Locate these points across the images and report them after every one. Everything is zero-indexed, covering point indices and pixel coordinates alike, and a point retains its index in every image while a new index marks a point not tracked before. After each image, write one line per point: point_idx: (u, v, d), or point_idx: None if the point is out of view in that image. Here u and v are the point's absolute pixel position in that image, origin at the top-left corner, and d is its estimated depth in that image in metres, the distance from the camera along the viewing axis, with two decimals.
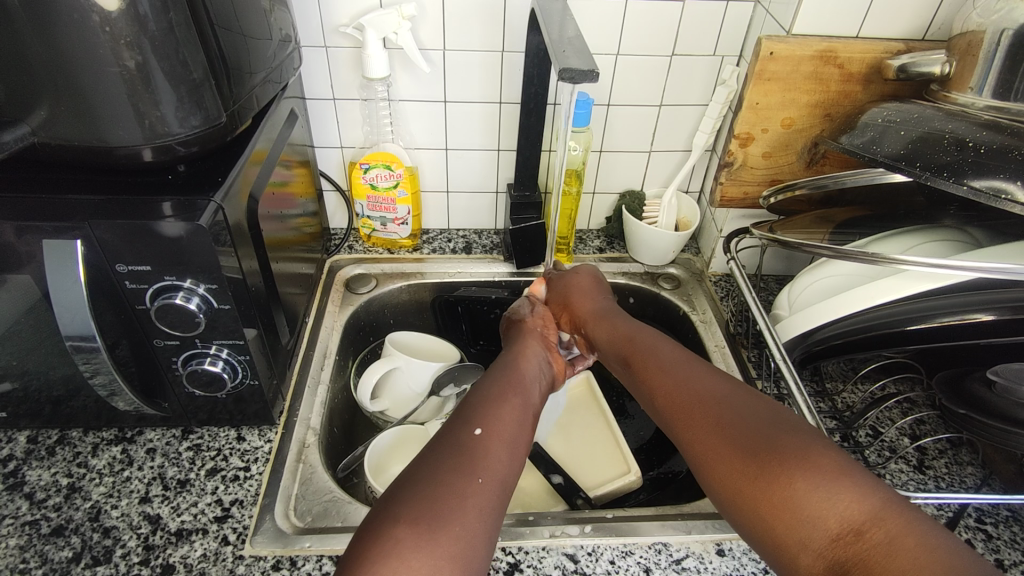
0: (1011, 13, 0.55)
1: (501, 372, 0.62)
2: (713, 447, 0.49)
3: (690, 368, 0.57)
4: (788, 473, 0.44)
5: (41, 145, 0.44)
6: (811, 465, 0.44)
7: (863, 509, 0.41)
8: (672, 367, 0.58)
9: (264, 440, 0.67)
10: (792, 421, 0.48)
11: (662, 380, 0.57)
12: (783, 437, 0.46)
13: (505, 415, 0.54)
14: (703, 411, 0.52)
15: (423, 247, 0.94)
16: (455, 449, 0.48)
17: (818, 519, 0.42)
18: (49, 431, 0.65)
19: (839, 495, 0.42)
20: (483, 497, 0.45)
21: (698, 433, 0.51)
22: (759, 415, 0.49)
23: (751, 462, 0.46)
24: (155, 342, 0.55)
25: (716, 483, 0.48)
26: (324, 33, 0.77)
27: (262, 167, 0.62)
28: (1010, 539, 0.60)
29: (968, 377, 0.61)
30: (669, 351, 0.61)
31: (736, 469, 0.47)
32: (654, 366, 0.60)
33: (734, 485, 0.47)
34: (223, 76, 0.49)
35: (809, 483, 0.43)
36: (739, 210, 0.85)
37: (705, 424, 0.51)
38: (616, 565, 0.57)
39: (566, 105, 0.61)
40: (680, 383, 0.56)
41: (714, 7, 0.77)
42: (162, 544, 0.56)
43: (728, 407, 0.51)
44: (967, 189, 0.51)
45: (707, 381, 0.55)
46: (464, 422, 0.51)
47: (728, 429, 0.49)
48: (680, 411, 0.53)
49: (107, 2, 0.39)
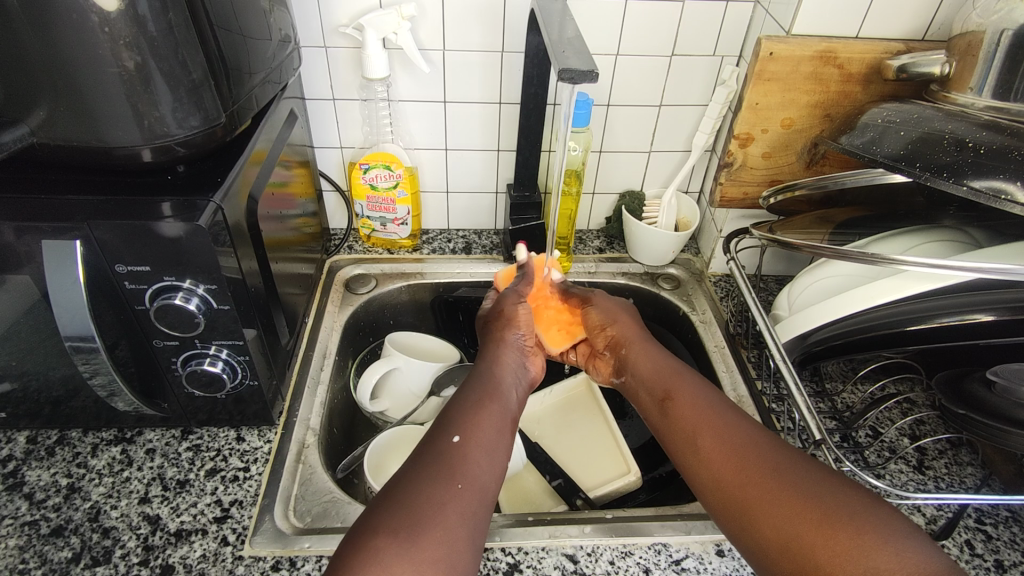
0: (1011, 14, 0.55)
1: (481, 376, 0.60)
2: (770, 498, 0.49)
3: (733, 415, 0.56)
4: (852, 530, 0.45)
5: (41, 146, 0.44)
6: (879, 525, 0.44)
7: (926, 568, 0.42)
8: (717, 411, 0.57)
9: (263, 440, 0.67)
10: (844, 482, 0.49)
11: (706, 425, 0.56)
12: (842, 496, 0.47)
13: (484, 419, 0.53)
14: (757, 462, 0.51)
15: (423, 247, 0.94)
16: (432, 457, 0.48)
17: (884, 574, 0.42)
18: (49, 431, 0.65)
19: (906, 553, 0.43)
20: (462, 503, 0.45)
21: (756, 487, 0.50)
22: (812, 473, 0.49)
23: (815, 515, 0.46)
24: (155, 343, 0.55)
25: (769, 533, 0.47)
26: (324, 33, 0.77)
27: (262, 167, 0.62)
28: (1010, 540, 0.60)
29: (968, 377, 0.61)
30: (710, 394, 0.59)
31: (796, 521, 0.47)
32: (696, 409, 0.58)
33: (790, 536, 0.46)
34: (223, 76, 0.49)
35: (876, 538, 0.44)
36: (739, 210, 0.85)
37: (758, 475, 0.51)
38: (616, 566, 0.57)
39: (566, 106, 0.61)
40: (725, 429, 0.55)
41: (714, 8, 0.77)
42: (162, 544, 0.56)
43: (782, 459, 0.51)
44: (966, 189, 0.51)
45: (753, 430, 0.54)
46: (442, 430, 0.51)
47: (789, 485, 0.49)
48: (730, 459, 0.53)
49: (106, 2, 0.39)
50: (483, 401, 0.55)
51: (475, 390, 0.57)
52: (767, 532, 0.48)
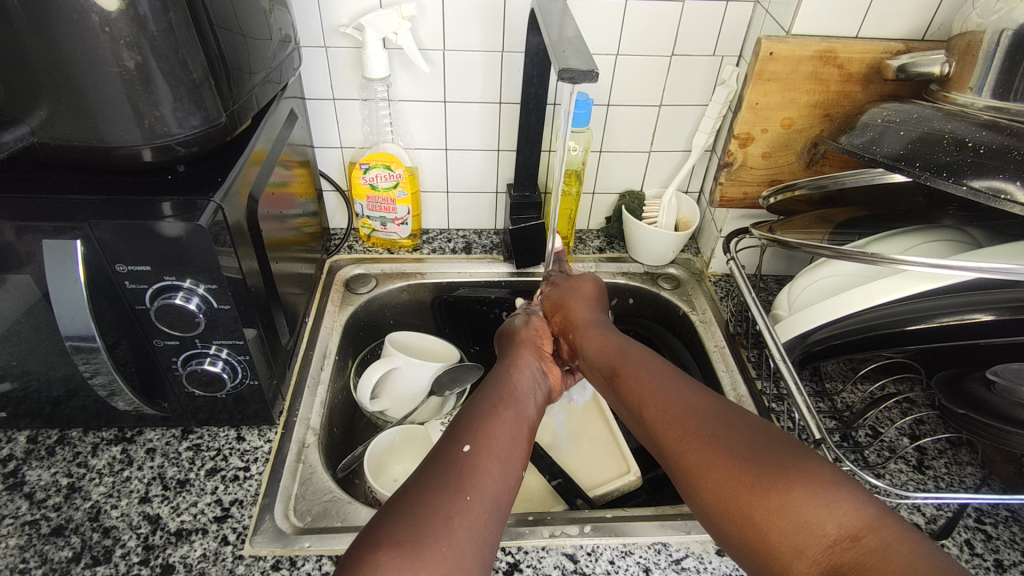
0: (1010, 14, 0.56)
1: (493, 385, 0.60)
2: (702, 454, 0.49)
3: (678, 380, 0.56)
4: (786, 484, 0.44)
5: (41, 145, 0.44)
6: (808, 476, 0.44)
7: (859, 516, 0.41)
8: (660, 380, 0.57)
9: (263, 440, 0.67)
10: (783, 436, 0.48)
11: (647, 395, 0.56)
12: (778, 449, 0.47)
13: (496, 428, 0.53)
14: (695, 424, 0.51)
15: (423, 247, 0.94)
16: (442, 469, 0.47)
17: (815, 526, 0.42)
18: (49, 431, 0.65)
19: (838, 502, 0.42)
20: (470, 514, 0.45)
21: (686, 447, 0.50)
22: (750, 430, 0.49)
23: (749, 474, 0.46)
24: (155, 343, 0.55)
25: (708, 495, 0.47)
26: (324, 33, 0.77)
27: (262, 167, 0.62)
28: (1010, 539, 0.60)
29: (968, 377, 0.61)
30: (654, 364, 0.59)
31: (732, 478, 0.46)
32: (640, 379, 0.58)
33: (727, 496, 0.46)
34: (223, 76, 0.49)
35: (809, 490, 0.43)
36: (739, 210, 0.85)
37: (696, 437, 0.50)
38: (615, 566, 0.58)
39: (565, 106, 0.61)
40: (666, 395, 0.55)
41: (714, 7, 0.77)
42: (162, 544, 0.56)
43: (718, 420, 0.50)
44: (966, 189, 0.51)
45: (691, 395, 0.54)
46: (453, 439, 0.51)
47: (719, 442, 0.49)
48: (670, 424, 0.52)
49: (107, 2, 0.39)
50: (496, 410, 0.55)
51: (489, 398, 0.57)
52: (708, 491, 0.47)
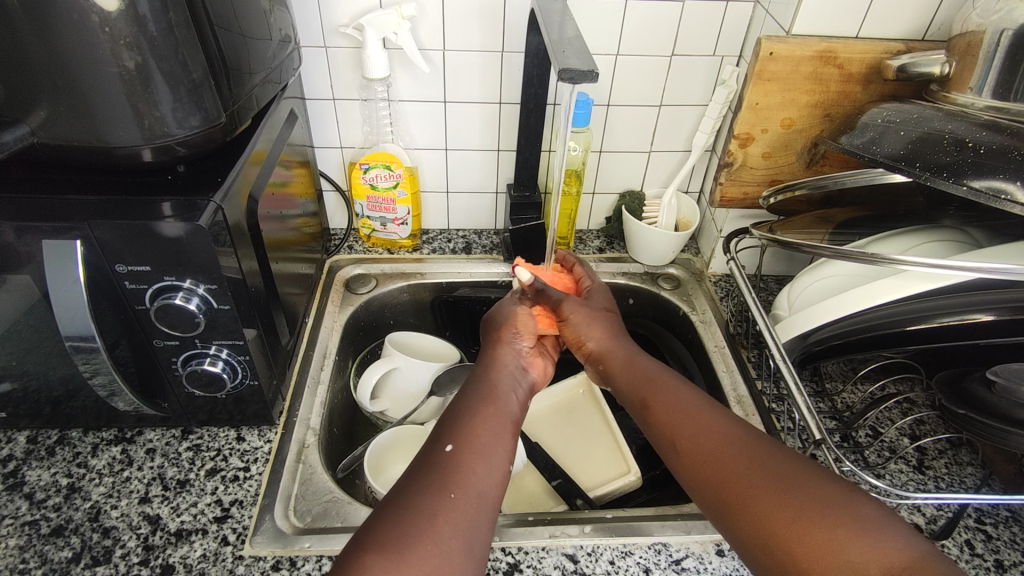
0: (1011, 13, 0.55)
1: (475, 384, 0.58)
2: (748, 489, 0.49)
3: (716, 412, 0.56)
4: (833, 524, 0.44)
5: (41, 145, 0.44)
6: (854, 516, 0.45)
7: (904, 556, 0.42)
8: (700, 411, 0.56)
9: (263, 440, 0.67)
10: (830, 478, 0.48)
11: (685, 424, 0.55)
12: (824, 488, 0.47)
13: (480, 424, 0.52)
14: (741, 459, 0.51)
15: (423, 247, 0.94)
16: (425, 469, 0.47)
17: (860, 565, 0.42)
18: (49, 431, 0.65)
19: (883, 543, 0.43)
20: (455, 512, 0.45)
21: (731, 481, 0.50)
22: (796, 469, 0.49)
23: (796, 511, 0.46)
24: (155, 342, 0.55)
25: (751, 528, 0.47)
26: (324, 33, 0.77)
27: (262, 167, 0.62)
28: (1010, 540, 0.60)
29: (968, 377, 0.61)
30: (689, 393, 0.58)
31: (779, 515, 0.46)
32: (675, 409, 0.57)
33: (771, 531, 0.46)
34: (223, 76, 0.49)
35: (855, 530, 0.44)
36: (739, 210, 0.85)
37: (742, 472, 0.50)
38: (616, 566, 0.57)
39: (566, 106, 0.61)
40: (706, 428, 0.54)
41: (714, 8, 0.77)
42: (162, 544, 0.56)
43: (764, 455, 0.50)
44: (966, 189, 0.51)
45: (733, 428, 0.53)
46: (436, 440, 0.51)
47: (766, 477, 0.49)
48: (711, 458, 0.52)
49: (106, 2, 0.39)
50: (479, 409, 0.54)
51: (471, 396, 0.56)
52: (751, 525, 0.47)
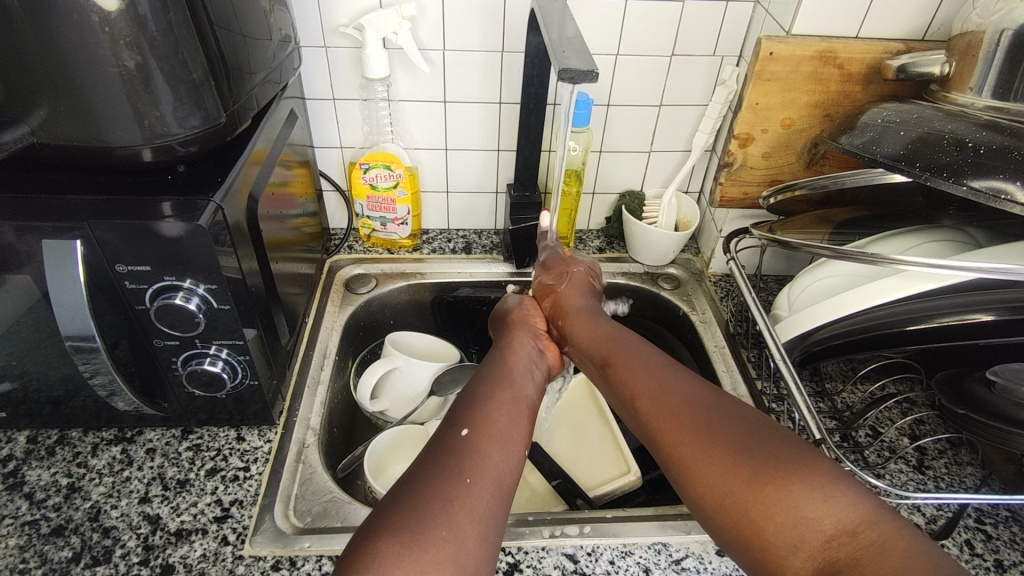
0: (1010, 14, 0.56)
1: (490, 367, 0.59)
2: (697, 450, 0.48)
3: (672, 371, 0.55)
4: (785, 480, 0.43)
5: (41, 145, 0.44)
6: (806, 470, 0.43)
7: (856, 513, 0.41)
8: (653, 367, 0.56)
9: (264, 440, 0.67)
10: (782, 436, 0.47)
11: (641, 384, 0.55)
12: (773, 445, 0.46)
13: (494, 409, 0.52)
14: (693, 419, 0.49)
15: (423, 247, 0.94)
16: (441, 453, 0.47)
17: (812, 521, 0.42)
18: (49, 431, 0.65)
19: (837, 499, 0.42)
20: (470, 497, 0.44)
21: (682, 440, 0.49)
22: (745, 427, 0.48)
23: (745, 470, 0.45)
24: (155, 342, 0.55)
25: (703, 490, 0.46)
26: (324, 33, 0.77)
27: (262, 166, 0.62)
28: (1010, 539, 0.60)
29: (968, 377, 0.61)
30: (648, 352, 0.58)
31: (730, 474, 0.45)
32: (633, 368, 0.56)
33: (724, 493, 0.45)
34: (223, 76, 0.49)
35: (807, 487, 0.43)
36: (739, 210, 0.85)
37: (693, 432, 0.49)
38: (616, 566, 0.58)
39: (565, 106, 0.61)
40: (661, 387, 0.53)
41: (714, 7, 0.77)
42: (162, 544, 0.56)
43: (713, 415, 0.49)
44: (966, 189, 0.51)
45: (688, 387, 0.52)
46: (451, 425, 0.50)
47: (714, 436, 0.48)
48: (663, 417, 0.51)
49: (107, 2, 0.39)
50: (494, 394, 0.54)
51: (486, 379, 0.57)
52: (703, 486, 0.46)
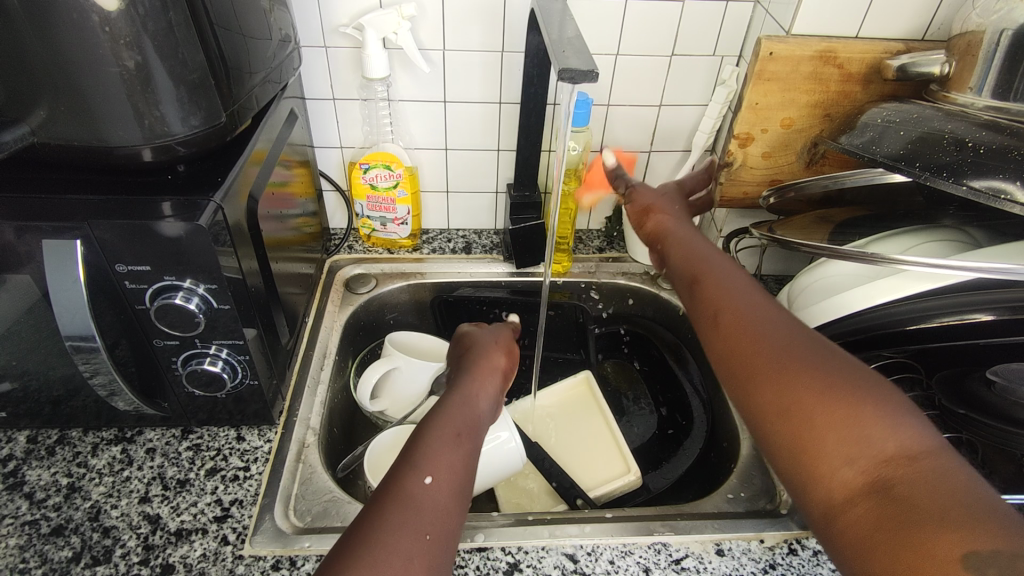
0: (1010, 14, 0.56)
1: (450, 404, 0.56)
2: (769, 368, 0.46)
3: (760, 294, 0.52)
4: (848, 402, 0.41)
5: (41, 146, 0.44)
6: (869, 398, 0.40)
7: (917, 442, 0.38)
8: (741, 290, 0.53)
9: (263, 440, 0.67)
10: (863, 365, 0.43)
11: (724, 301, 0.53)
12: (846, 371, 0.43)
13: (451, 455, 0.48)
14: (774, 338, 0.47)
15: (423, 247, 0.94)
16: (400, 502, 0.43)
17: (870, 442, 0.39)
18: (49, 431, 0.65)
19: (900, 426, 0.39)
20: (429, 556, 0.41)
21: (757, 356, 0.47)
22: (825, 352, 0.45)
23: (816, 386, 0.42)
24: (155, 342, 0.55)
25: (766, 403, 0.44)
26: (324, 33, 0.77)
27: (263, 166, 0.62)
28: None
29: (968, 377, 0.61)
30: (741, 277, 0.55)
31: (795, 389, 0.43)
32: (718, 288, 0.54)
33: (784, 407, 0.43)
34: (223, 76, 0.49)
35: (872, 411, 0.40)
36: (739, 210, 0.85)
37: (773, 347, 0.46)
38: (616, 565, 0.57)
39: (565, 106, 0.61)
40: (748, 305, 0.51)
41: (714, 7, 0.77)
42: (162, 544, 0.56)
43: (790, 338, 0.47)
44: (966, 189, 0.51)
45: (779, 310, 0.50)
46: (412, 466, 0.46)
47: (789, 357, 0.45)
48: (744, 335, 0.49)
49: (107, 2, 0.39)
50: (452, 436, 0.50)
51: (447, 417, 0.53)
52: (767, 399, 0.45)
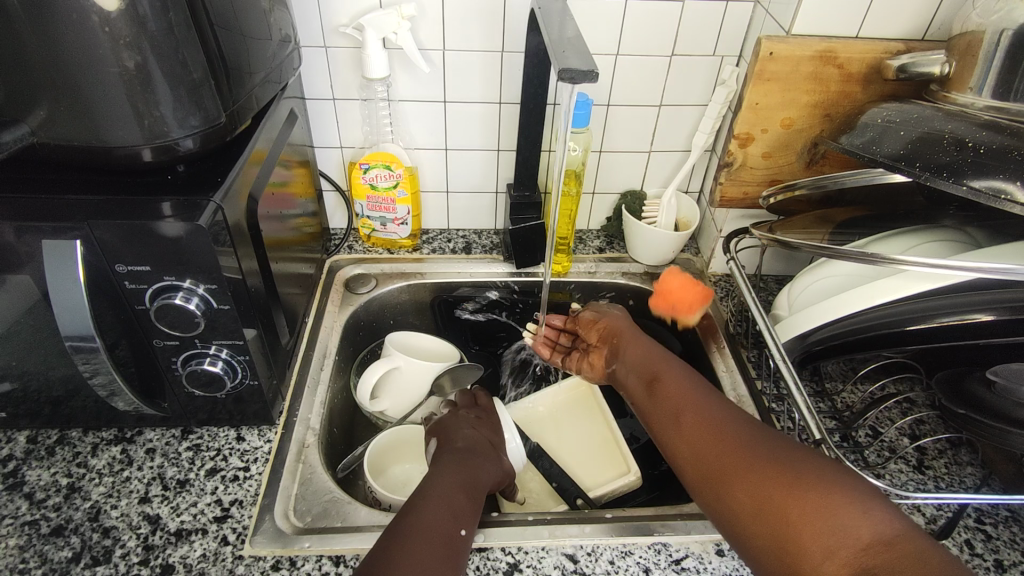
0: (1011, 13, 0.56)
1: (466, 456, 0.61)
2: (743, 465, 0.53)
3: (716, 399, 0.62)
4: (821, 494, 0.48)
5: (41, 145, 0.44)
6: (842, 487, 0.48)
7: (888, 527, 0.45)
8: (701, 395, 0.63)
9: (263, 440, 0.67)
10: (820, 458, 0.52)
11: (689, 406, 0.62)
12: (812, 465, 0.50)
13: (470, 506, 0.55)
14: (737, 440, 0.56)
15: (423, 247, 0.94)
16: (442, 541, 0.50)
17: (849, 530, 0.45)
18: (49, 431, 0.65)
19: (871, 514, 0.45)
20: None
21: (725, 459, 0.55)
22: (786, 447, 0.53)
23: (786, 479, 0.50)
24: (155, 342, 0.55)
25: (743, 500, 0.51)
26: (324, 33, 0.77)
27: (263, 167, 0.62)
28: (1010, 539, 0.60)
29: (967, 377, 0.60)
30: (691, 379, 0.66)
31: (769, 485, 0.50)
32: (682, 393, 0.64)
33: (763, 500, 0.50)
34: (223, 76, 0.49)
35: (845, 501, 0.47)
36: (739, 210, 0.85)
37: (738, 448, 0.55)
38: (616, 566, 0.57)
39: (565, 106, 0.61)
40: (711, 411, 0.60)
41: (714, 7, 0.77)
42: (162, 544, 0.56)
43: (751, 436, 0.56)
44: (966, 189, 0.51)
45: (732, 411, 0.60)
46: (454, 517, 0.53)
47: (757, 455, 0.53)
48: (710, 438, 0.57)
49: (107, 2, 0.39)
50: (471, 492, 0.57)
51: (465, 471, 0.59)
52: (741, 498, 0.51)
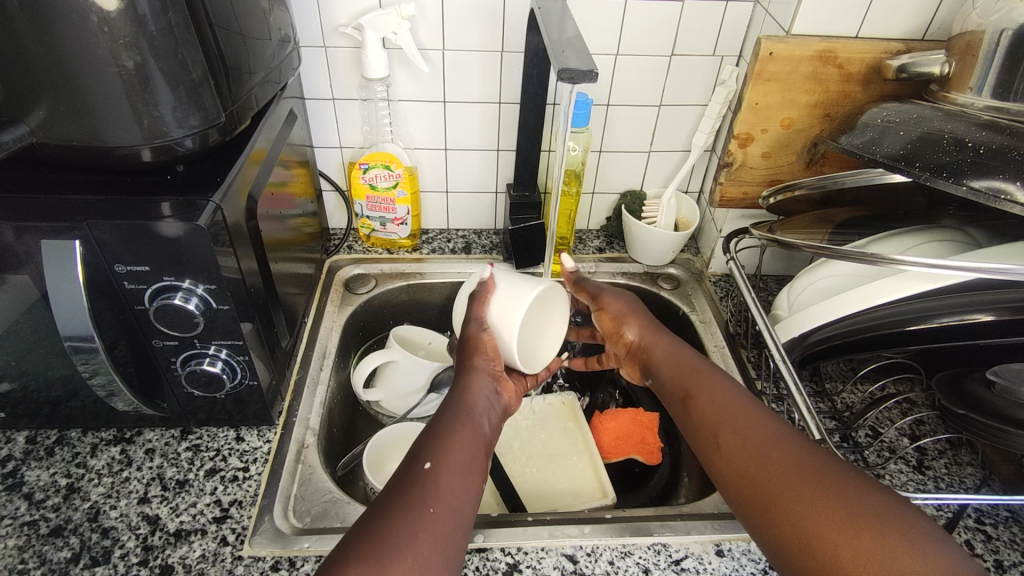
0: (1010, 14, 0.55)
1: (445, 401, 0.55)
2: (789, 489, 0.48)
3: (757, 409, 0.55)
4: (876, 531, 0.43)
5: (40, 145, 0.44)
6: (902, 524, 0.43)
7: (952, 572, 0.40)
8: (741, 405, 0.56)
9: (263, 440, 0.66)
10: (879, 489, 0.46)
11: (727, 420, 0.55)
12: (866, 498, 0.45)
13: (454, 442, 0.50)
14: (781, 460, 0.50)
15: (423, 247, 0.94)
16: (400, 485, 0.46)
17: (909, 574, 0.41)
18: (48, 431, 0.65)
19: (934, 556, 0.41)
20: (433, 529, 0.44)
21: (769, 481, 0.49)
22: (839, 473, 0.48)
23: (838, 514, 0.45)
24: (155, 343, 0.55)
25: (789, 529, 0.46)
26: (324, 33, 0.77)
27: (262, 167, 0.62)
28: (1010, 540, 0.60)
29: (968, 377, 0.61)
30: (732, 386, 0.58)
31: (817, 516, 0.45)
32: (717, 404, 0.57)
33: (812, 532, 0.45)
34: (223, 76, 0.49)
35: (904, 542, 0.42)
36: (739, 210, 0.85)
37: (784, 469, 0.49)
38: (615, 566, 0.57)
39: (565, 106, 0.60)
40: (752, 426, 0.53)
41: (714, 7, 0.77)
42: (161, 545, 0.56)
43: (802, 455, 0.50)
44: (966, 189, 0.51)
45: (777, 425, 0.53)
46: (414, 456, 0.49)
47: (804, 479, 0.48)
48: (752, 456, 0.51)
49: (106, 2, 0.39)
50: (450, 426, 0.52)
51: (444, 415, 0.53)
52: (789, 529, 0.46)
